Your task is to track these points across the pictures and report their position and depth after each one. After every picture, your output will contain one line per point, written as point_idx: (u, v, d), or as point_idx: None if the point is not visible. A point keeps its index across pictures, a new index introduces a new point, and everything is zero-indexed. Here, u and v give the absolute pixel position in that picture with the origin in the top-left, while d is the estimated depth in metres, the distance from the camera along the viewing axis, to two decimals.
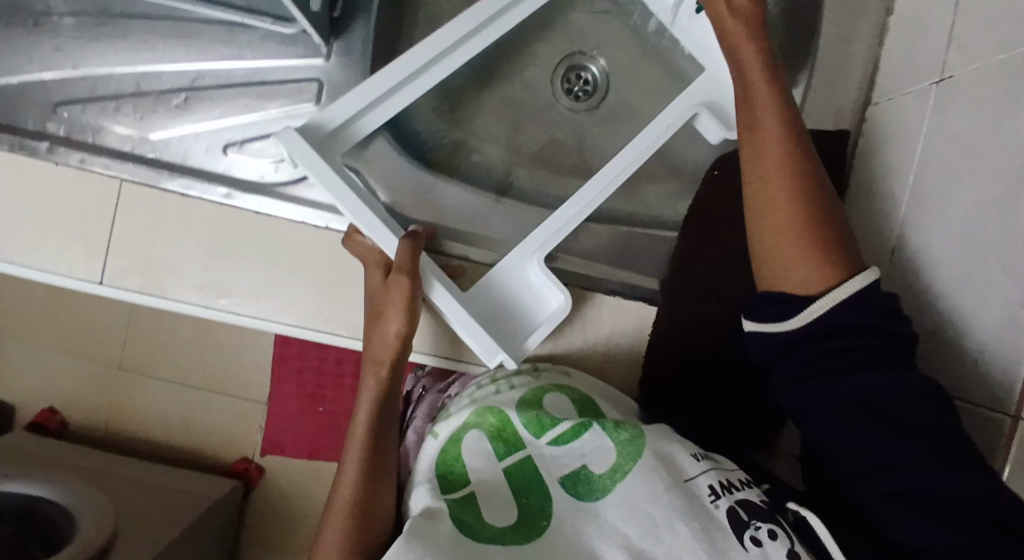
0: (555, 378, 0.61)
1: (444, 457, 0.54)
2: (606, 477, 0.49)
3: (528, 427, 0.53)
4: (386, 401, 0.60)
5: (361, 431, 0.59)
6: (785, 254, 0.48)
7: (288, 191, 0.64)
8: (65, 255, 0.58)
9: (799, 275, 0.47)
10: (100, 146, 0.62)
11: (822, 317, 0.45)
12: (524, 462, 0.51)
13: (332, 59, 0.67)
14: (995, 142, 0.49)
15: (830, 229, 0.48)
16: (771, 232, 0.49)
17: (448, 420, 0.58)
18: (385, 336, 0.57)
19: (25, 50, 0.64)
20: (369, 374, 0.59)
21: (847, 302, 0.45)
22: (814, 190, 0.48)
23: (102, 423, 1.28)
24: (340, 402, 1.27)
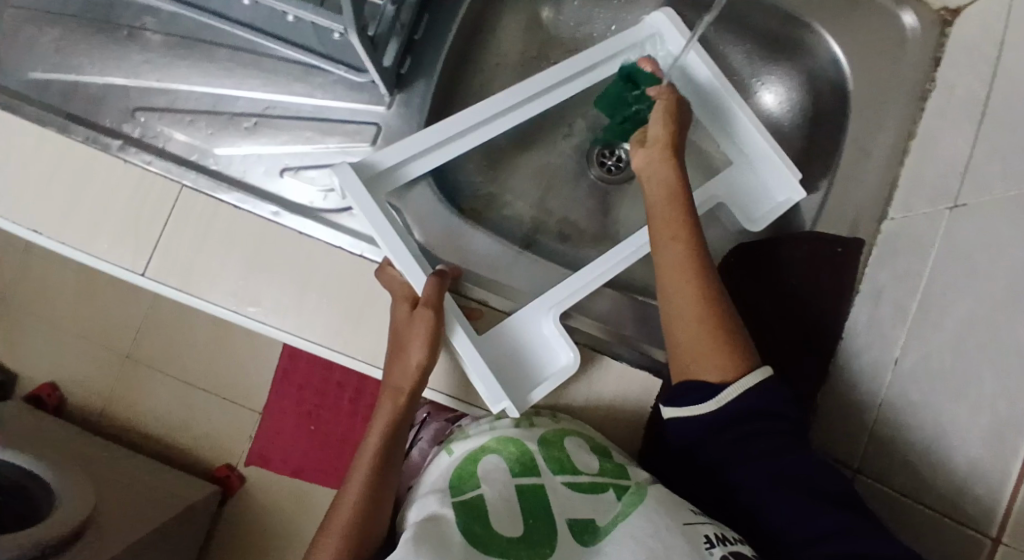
0: (573, 424, 0.65)
1: (462, 470, 0.59)
2: (610, 524, 0.52)
3: (548, 463, 0.59)
4: (398, 426, 0.62)
5: (370, 450, 0.61)
6: (699, 353, 0.58)
7: (331, 217, 0.68)
8: (117, 247, 0.63)
9: (713, 368, 0.58)
10: (169, 153, 0.67)
11: (730, 405, 0.56)
12: (536, 488, 0.56)
13: (393, 109, 0.71)
14: (1002, 273, 0.53)
15: (732, 329, 0.59)
16: (689, 330, 0.59)
17: (466, 442, 0.63)
18: (406, 364, 0.59)
19: (113, 57, 0.69)
20: (386, 400, 0.61)
21: (745, 397, 0.56)
22: (717, 294, 0.60)
23: (101, 408, 1.29)
24: (336, 426, 1.29)
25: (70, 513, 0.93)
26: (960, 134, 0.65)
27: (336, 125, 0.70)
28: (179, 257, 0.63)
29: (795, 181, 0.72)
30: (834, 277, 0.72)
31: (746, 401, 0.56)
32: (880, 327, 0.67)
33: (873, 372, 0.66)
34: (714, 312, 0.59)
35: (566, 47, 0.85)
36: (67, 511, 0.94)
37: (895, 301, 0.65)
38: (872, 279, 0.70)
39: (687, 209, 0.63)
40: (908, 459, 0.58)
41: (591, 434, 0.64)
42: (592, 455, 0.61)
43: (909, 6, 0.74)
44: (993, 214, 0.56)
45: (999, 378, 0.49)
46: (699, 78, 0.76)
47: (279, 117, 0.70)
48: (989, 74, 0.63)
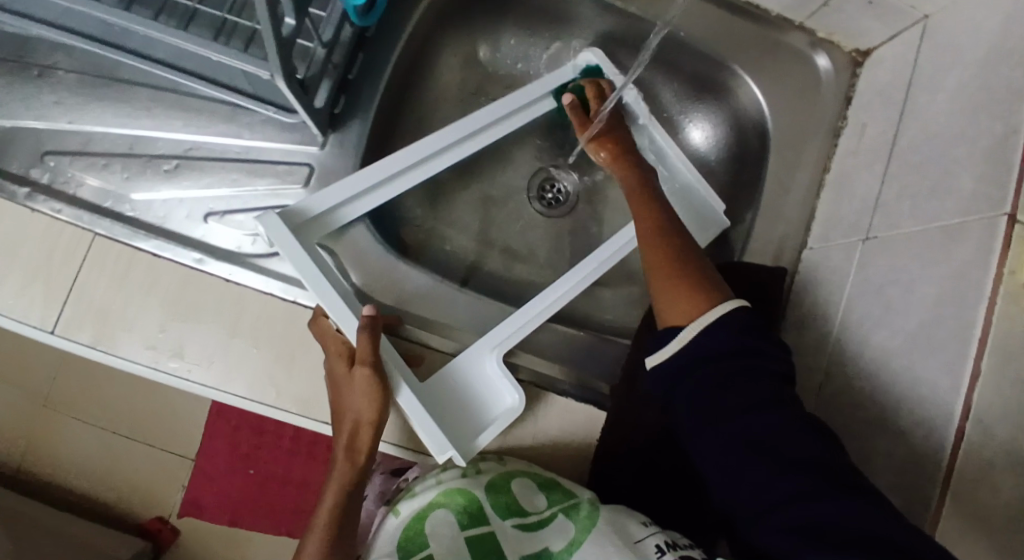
0: (521, 464, 0.64)
1: (411, 530, 0.59)
2: (563, 553, 0.58)
3: (495, 509, 0.61)
4: (353, 488, 0.58)
5: (324, 519, 0.57)
6: (675, 296, 0.56)
7: (260, 262, 0.65)
8: (24, 301, 0.59)
9: (684, 309, 0.55)
10: (83, 199, 0.63)
11: (696, 340, 0.52)
12: (489, 541, 0.59)
13: (327, 149, 0.68)
14: (914, 301, 0.56)
15: (703, 277, 0.57)
16: (660, 277, 0.59)
17: (413, 500, 0.62)
18: (359, 425, 0.56)
19: (22, 96, 0.64)
20: (341, 463, 0.57)
21: (707, 330, 0.52)
22: (688, 252, 0.61)
23: (14, 464, 1.19)
24: (274, 465, 1.24)
25: None
26: (871, 171, 0.69)
27: (266, 167, 0.67)
28: (94, 310, 0.60)
29: (721, 210, 0.75)
30: (767, 304, 0.73)
31: (708, 336, 0.52)
32: (808, 352, 0.70)
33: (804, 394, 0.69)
34: (683, 262, 0.59)
35: (503, 83, 0.86)
36: None
37: (819, 329, 0.69)
38: (797, 306, 0.74)
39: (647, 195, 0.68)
40: None
41: (537, 470, 0.64)
42: (539, 489, 0.62)
43: (824, 49, 0.79)
44: (904, 248, 0.60)
45: (917, 401, 0.52)
46: (630, 119, 0.80)
47: (202, 157, 0.66)
48: (895, 116, 0.68)
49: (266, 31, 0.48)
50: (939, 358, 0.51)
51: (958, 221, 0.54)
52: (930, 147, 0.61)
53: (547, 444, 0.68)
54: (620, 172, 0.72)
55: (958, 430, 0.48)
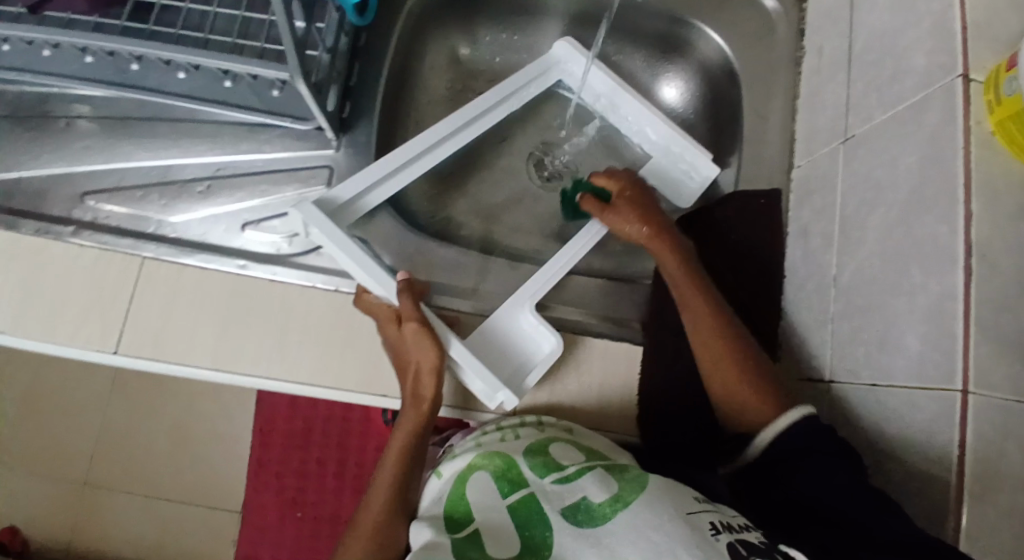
0: (560, 432, 0.63)
1: (452, 499, 0.56)
2: (607, 506, 0.50)
3: (533, 469, 0.56)
4: (420, 436, 0.62)
5: (393, 460, 0.62)
6: (742, 406, 0.65)
7: (300, 260, 0.69)
8: (83, 332, 0.63)
9: (758, 412, 0.63)
10: (123, 228, 0.67)
11: (771, 446, 0.61)
12: (527, 499, 0.53)
13: (342, 150, 0.75)
14: (902, 174, 0.60)
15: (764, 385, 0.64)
16: (730, 392, 0.66)
17: (453, 463, 0.60)
18: (421, 375, 0.60)
19: (57, 149, 0.70)
20: (410, 409, 0.61)
21: (783, 437, 0.60)
22: (736, 337, 0.67)
23: (62, 549, 1.15)
24: (324, 506, 1.19)
25: None
26: (835, 84, 0.75)
27: (289, 174, 0.73)
28: (152, 327, 0.64)
29: (708, 159, 0.80)
30: (769, 225, 0.78)
31: (783, 441, 0.60)
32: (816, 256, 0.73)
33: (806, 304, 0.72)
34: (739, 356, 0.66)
35: (486, 77, 0.93)
36: None
37: (820, 230, 0.71)
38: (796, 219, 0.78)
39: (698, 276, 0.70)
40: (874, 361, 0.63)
41: (579, 439, 0.62)
42: (578, 453, 0.59)
43: None
44: (879, 135, 0.65)
45: (923, 257, 0.56)
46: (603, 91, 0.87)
47: (232, 175, 0.72)
48: (845, 30, 0.74)
49: (285, 37, 0.54)
50: (934, 212, 0.56)
51: (920, 96, 0.60)
52: (881, 46, 0.67)
53: (594, 389, 0.71)
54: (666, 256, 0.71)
55: (968, 266, 0.52)
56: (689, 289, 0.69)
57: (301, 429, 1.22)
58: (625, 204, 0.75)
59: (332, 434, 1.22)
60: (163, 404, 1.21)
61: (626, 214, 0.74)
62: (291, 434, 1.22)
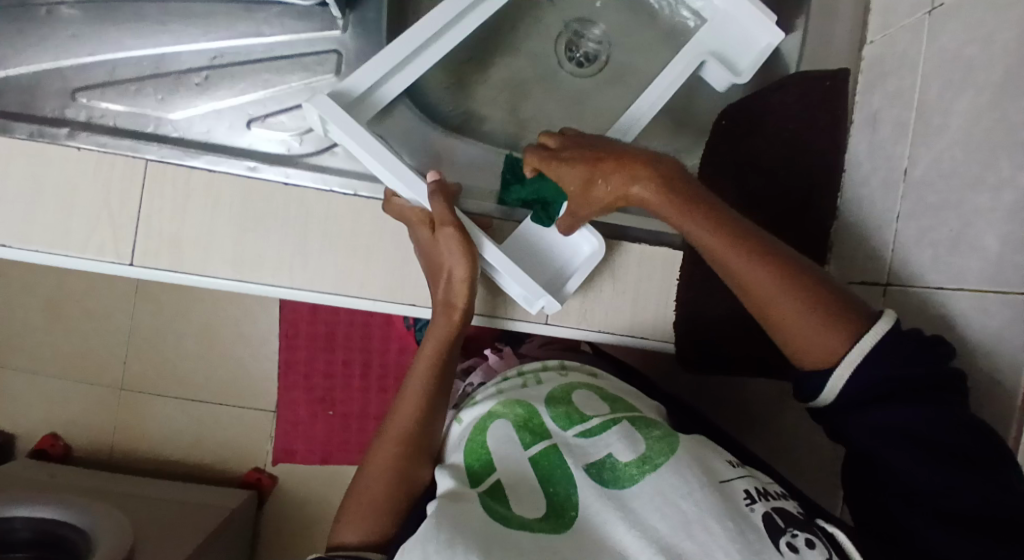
0: (583, 376, 0.62)
1: (472, 447, 0.52)
2: (633, 466, 0.45)
3: (556, 420, 0.51)
4: (452, 344, 0.59)
5: (425, 368, 0.59)
6: (803, 334, 0.48)
7: (313, 160, 0.63)
8: (93, 243, 0.59)
9: (825, 340, 0.47)
10: (120, 127, 0.62)
11: (863, 372, 0.46)
12: (549, 451, 0.48)
13: (350, 31, 0.66)
14: (998, 45, 0.51)
15: (818, 297, 0.48)
16: (785, 320, 0.49)
17: (474, 408, 0.57)
18: (451, 282, 0.56)
19: (41, 41, 0.63)
20: (440, 318, 0.58)
21: (875, 356, 0.46)
22: (767, 254, 0.49)
23: (106, 448, 1.21)
24: (352, 404, 1.22)
25: (108, 547, 0.88)
26: None
27: (294, 62, 0.66)
28: (166, 236, 0.60)
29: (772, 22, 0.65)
30: (829, 109, 0.71)
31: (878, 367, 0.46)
32: (879, 145, 0.65)
33: (869, 201, 0.65)
34: (777, 271, 0.49)
35: None
36: (106, 546, 0.89)
37: (893, 119, 0.63)
38: (864, 106, 0.68)
39: (699, 201, 0.51)
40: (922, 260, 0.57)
41: (601, 386, 0.60)
42: (601, 401, 0.55)
43: None
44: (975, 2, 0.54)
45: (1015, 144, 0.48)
46: None
47: (231, 64, 0.65)
48: None
49: None
50: None
51: None
52: None
53: (630, 296, 0.67)
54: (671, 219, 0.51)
55: None
56: (699, 222, 0.50)
57: (323, 334, 1.21)
58: (570, 154, 0.55)
59: (355, 339, 1.22)
60: (187, 311, 1.21)
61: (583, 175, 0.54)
62: (315, 338, 1.21)
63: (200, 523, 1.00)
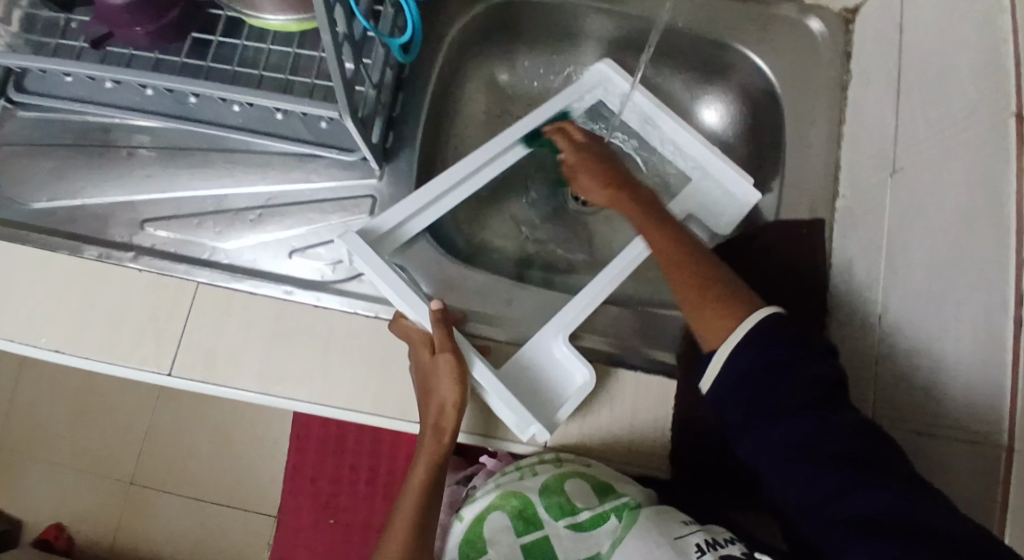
0: (576, 465, 0.68)
1: (472, 531, 0.69)
2: (608, 549, 0.65)
3: (549, 511, 0.66)
4: (441, 465, 0.63)
5: (415, 492, 0.63)
6: (704, 320, 0.61)
7: (341, 286, 0.71)
8: (140, 353, 0.66)
9: (717, 324, 0.60)
10: (178, 253, 0.70)
11: (738, 352, 0.57)
12: (540, 541, 0.66)
13: (385, 180, 0.76)
14: (950, 212, 0.58)
15: (722, 292, 0.62)
16: (695, 309, 0.63)
17: (474, 504, 0.71)
18: (445, 406, 0.61)
19: (118, 176, 0.74)
20: (428, 441, 0.62)
21: (739, 350, 0.57)
22: (699, 259, 0.67)
23: (107, 543, 1.21)
24: (356, 513, 1.18)
25: None
26: (885, 111, 0.72)
27: (336, 203, 0.75)
28: (205, 351, 0.67)
29: (751, 183, 0.77)
30: (808, 255, 0.78)
31: (746, 342, 0.56)
32: (858, 289, 0.71)
33: (856, 340, 0.71)
34: (702, 275, 0.65)
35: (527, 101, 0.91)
36: None
37: (867, 266, 0.70)
38: (842, 251, 0.75)
39: (677, 230, 0.70)
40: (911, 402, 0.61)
41: (596, 471, 0.67)
42: (591, 490, 0.66)
43: (815, 13, 0.83)
44: (927, 171, 0.63)
45: (970, 300, 0.54)
46: (643, 117, 0.85)
47: (281, 204, 0.74)
48: (895, 57, 0.72)
49: (334, 76, 0.55)
50: (983, 256, 0.53)
51: (973, 130, 0.57)
52: (931, 77, 0.65)
53: (626, 420, 0.70)
54: (639, 219, 0.73)
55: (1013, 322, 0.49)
56: (650, 230, 0.71)
57: (335, 438, 1.23)
58: (583, 151, 0.80)
59: (365, 443, 1.23)
60: (206, 411, 1.26)
61: (596, 191, 0.78)
62: (326, 442, 1.24)
63: None
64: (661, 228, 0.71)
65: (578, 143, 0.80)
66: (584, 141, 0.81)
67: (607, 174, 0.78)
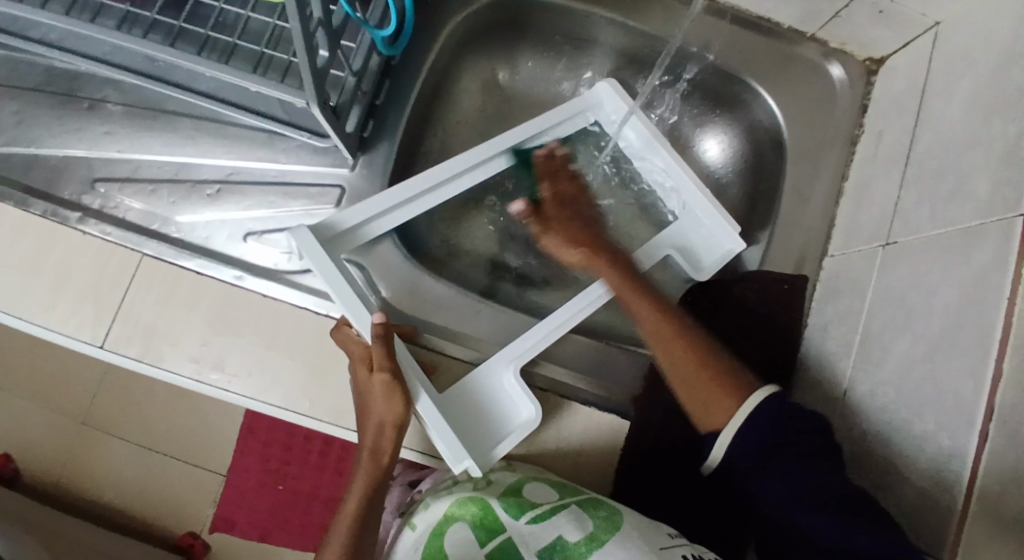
0: (531, 470, 0.65)
1: (431, 548, 0.59)
2: (582, 545, 0.55)
3: (507, 510, 0.58)
4: (378, 487, 0.61)
5: (352, 510, 0.60)
6: (702, 400, 0.59)
7: (294, 278, 0.68)
8: (74, 319, 0.62)
9: (717, 405, 0.58)
10: (128, 221, 0.68)
11: (736, 437, 0.56)
12: (505, 546, 0.57)
13: (357, 171, 0.73)
14: (937, 301, 0.56)
15: (714, 367, 0.60)
16: (688, 383, 0.61)
17: (426, 513, 0.62)
18: (383, 428, 0.58)
19: (78, 130, 0.71)
20: (365, 462, 0.60)
21: (745, 427, 0.56)
22: (684, 329, 0.64)
23: (55, 480, 1.17)
24: (304, 482, 1.21)
25: None
26: (889, 178, 0.69)
27: (301, 188, 0.72)
28: (141, 325, 0.63)
29: (735, 232, 0.74)
30: (788, 312, 0.73)
31: (748, 430, 0.55)
32: (826, 357, 0.69)
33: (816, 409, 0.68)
34: (692, 348, 0.62)
35: (523, 106, 0.88)
36: None
37: (842, 335, 0.67)
38: (819, 315, 0.72)
39: (648, 292, 0.66)
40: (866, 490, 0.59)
41: (551, 475, 0.64)
42: (550, 487, 0.61)
43: (836, 59, 0.79)
44: (921, 254, 0.60)
45: (943, 399, 0.52)
46: (635, 146, 0.82)
47: (243, 182, 0.71)
48: (910, 124, 0.68)
49: (302, 65, 0.50)
50: (962, 360, 0.51)
51: (974, 220, 0.54)
52: (944, 154, 0.61)
53: (572, 456, 0.67)
54: (609, 271, 0.68)
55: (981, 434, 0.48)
56: (630, 290, 0.67)
57: None
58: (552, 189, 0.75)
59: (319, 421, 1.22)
60: None
61: (557, 239, 0.73)
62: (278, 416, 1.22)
63: None
64: (636, 288, 0.67)
65: (547, 197, 0.75)
66: (551, 190, 0.75)
67: (579, 221, 0.74)
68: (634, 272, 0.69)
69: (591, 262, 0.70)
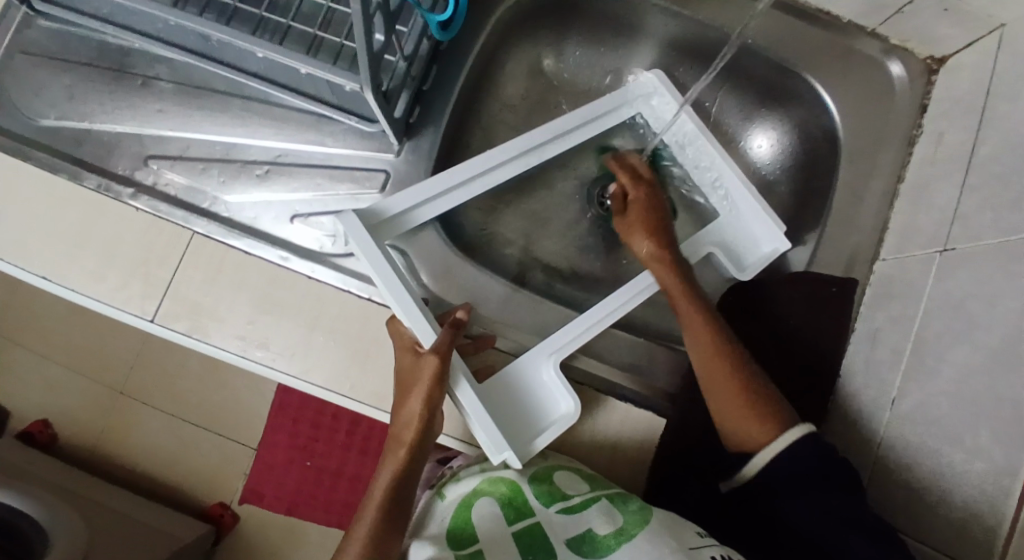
0: (563, 459, 0.64)
1: (456, 520, 0.58)
2: (610, 538, 0.53)
3: (539, 497, 0.58)
4: (410, 472, 0.61)
5: (384, 490, 0.59)
6: (733, 418, 0.61)
7: (338, 260, 0.68)
8: (125, 292, 0.63)
9: (749, 431, 0.60)
10: (178, 198, 0.69)
11: (768, 465, 0.59)
12: (532, 528, 0.55)
13: (403, 156, 0.73)
14: (1000, 311, 0.54)
15: (758, 398, 0.61)
16: (727, 407, 0.62)
17: (458, 485, 0.61)
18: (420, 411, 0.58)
19: (130, 106, 0.72)
20: (400, 445, 0.60)
21: (777, 459, 0.59)
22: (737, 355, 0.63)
23: (93, 446, 1.20)
24: (329, 460, 1.23)
25: (69, 538, 0.85)
26: (949, 183, 0.66)
27: (347, 172, 0.72)
28: (190, 301, 0.64)
29: (779, 232, 0.72)
30: (835, 316, 0.72)
31: (773, 466, 0.59)
32: (873, 364, 0.67)
33: (859, 415, 0.67)
34: (744, 375, 0.62)
35: (567, 95, 0.87)
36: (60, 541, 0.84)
37: (891, 343, 0.66)
38: (868, 320, 0.71)
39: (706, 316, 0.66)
40: (913, 499, 0.58)
41: (581, 467, 0.63)
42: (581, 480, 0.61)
43: (897, 56, 0.76)
44: (982, 263, 0.58)
45: (1001, 413, 0.50)
46: (683, 141, 0.79)
47: (291, 163, 0.72)
48: (974, 126, 0.66)
49: (360, 49, 0.50)
50: None
51: None
52: (1011, 160, 0.59)
53: (608, 451, 0.67)
54: (668, 282, 0.68)
55: None
56: (699, 317, 0.66)
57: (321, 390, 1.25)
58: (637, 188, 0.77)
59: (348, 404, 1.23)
60: None
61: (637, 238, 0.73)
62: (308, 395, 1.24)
63: (156, 545, 0.97)
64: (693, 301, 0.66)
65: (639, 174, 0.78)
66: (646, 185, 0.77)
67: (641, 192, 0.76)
68: (692, 284, 0.68)
69: (657, 261, 0.70)
